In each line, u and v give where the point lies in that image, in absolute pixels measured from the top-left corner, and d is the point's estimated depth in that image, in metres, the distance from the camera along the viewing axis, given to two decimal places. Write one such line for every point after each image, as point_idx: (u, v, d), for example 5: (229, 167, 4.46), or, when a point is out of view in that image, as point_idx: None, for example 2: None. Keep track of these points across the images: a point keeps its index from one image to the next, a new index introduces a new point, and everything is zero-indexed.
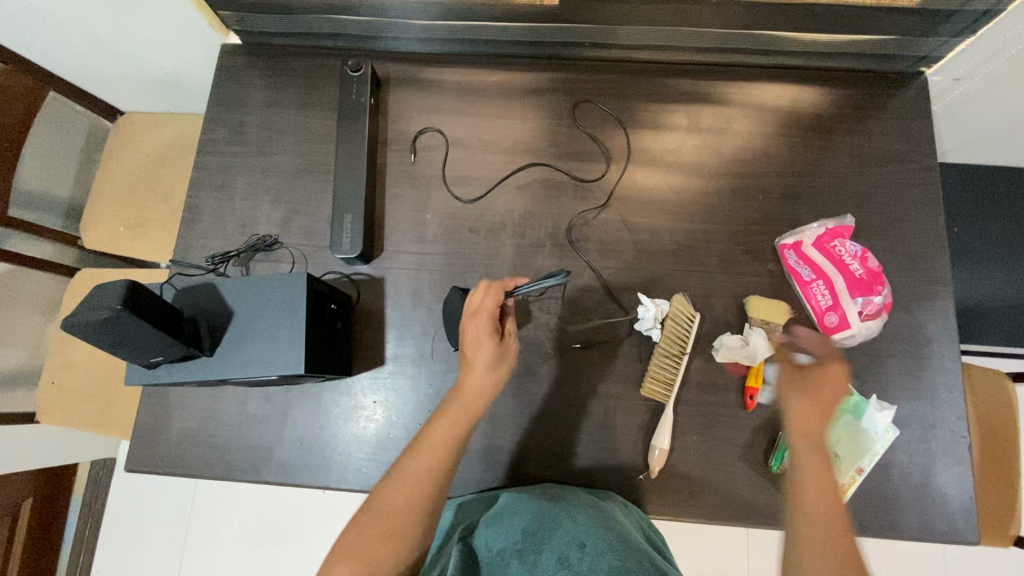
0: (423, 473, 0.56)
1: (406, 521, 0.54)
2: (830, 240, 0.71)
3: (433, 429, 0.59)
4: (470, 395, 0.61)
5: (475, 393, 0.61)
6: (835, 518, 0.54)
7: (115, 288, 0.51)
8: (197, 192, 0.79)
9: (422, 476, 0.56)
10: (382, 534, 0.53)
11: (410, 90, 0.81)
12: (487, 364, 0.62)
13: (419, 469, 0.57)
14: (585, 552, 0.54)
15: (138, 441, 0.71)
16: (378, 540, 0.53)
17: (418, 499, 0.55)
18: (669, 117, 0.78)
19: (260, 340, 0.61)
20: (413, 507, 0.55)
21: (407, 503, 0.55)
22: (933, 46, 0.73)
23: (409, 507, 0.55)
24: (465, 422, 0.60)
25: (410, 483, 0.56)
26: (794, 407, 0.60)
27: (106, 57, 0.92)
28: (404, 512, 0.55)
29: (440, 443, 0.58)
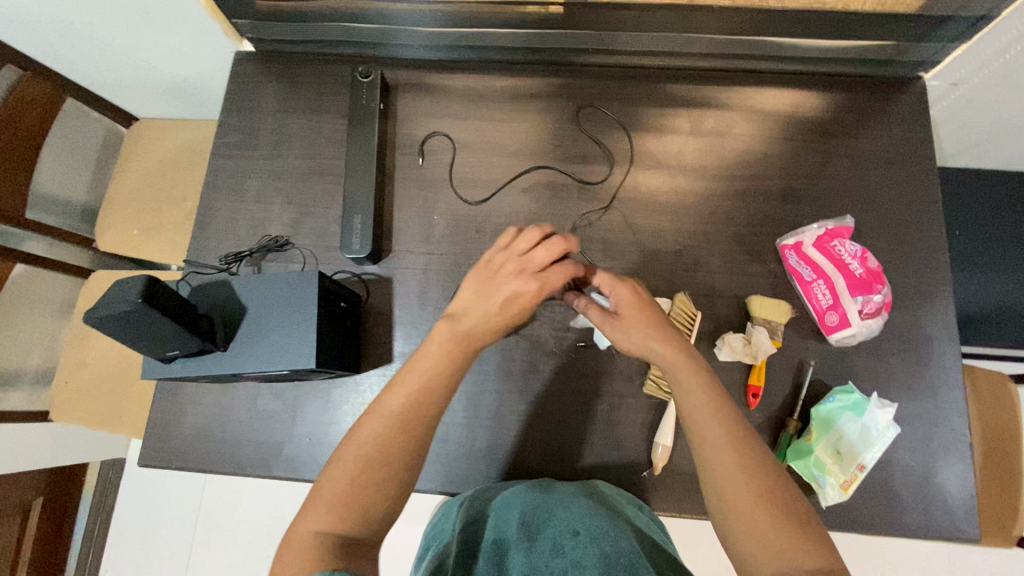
0: (405, 411, 0.55)
1: (386, 458, 0.53)
2: (830, 240, 0.72)
3: (419, 365, 0.57)
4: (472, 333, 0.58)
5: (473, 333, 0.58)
6: (762, 488, 0.52)
7: (136, 282, 0.52)
8: (210, 194, 0.81)
9: (401, 415, 0.55)
10: (362, 473, 0.52)
11: (418, 96, 0.83)
12: (502, 309, 0.59)
13: (396, 407, 0.55)
14: (579, 540, 0.56)
15: (151, 437, 0.73)
16: (357, 479, 0.52)
17: (399, 438, 0.54)
18: (671, 121, 0.80)
19: (272, 336, 0.62)
20: (396, 445, 0.53)
21: (387, 441, 0.54)
22: (930, 52, 0.75)
23: (391, 447, 0.53)
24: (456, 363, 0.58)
25: (388, 420, 0.54)
26: (656, 350, 0.58)
27: (123, 64, 0.94)
28: (387, 453, 0.53)
29: (426, 382, 0.56)
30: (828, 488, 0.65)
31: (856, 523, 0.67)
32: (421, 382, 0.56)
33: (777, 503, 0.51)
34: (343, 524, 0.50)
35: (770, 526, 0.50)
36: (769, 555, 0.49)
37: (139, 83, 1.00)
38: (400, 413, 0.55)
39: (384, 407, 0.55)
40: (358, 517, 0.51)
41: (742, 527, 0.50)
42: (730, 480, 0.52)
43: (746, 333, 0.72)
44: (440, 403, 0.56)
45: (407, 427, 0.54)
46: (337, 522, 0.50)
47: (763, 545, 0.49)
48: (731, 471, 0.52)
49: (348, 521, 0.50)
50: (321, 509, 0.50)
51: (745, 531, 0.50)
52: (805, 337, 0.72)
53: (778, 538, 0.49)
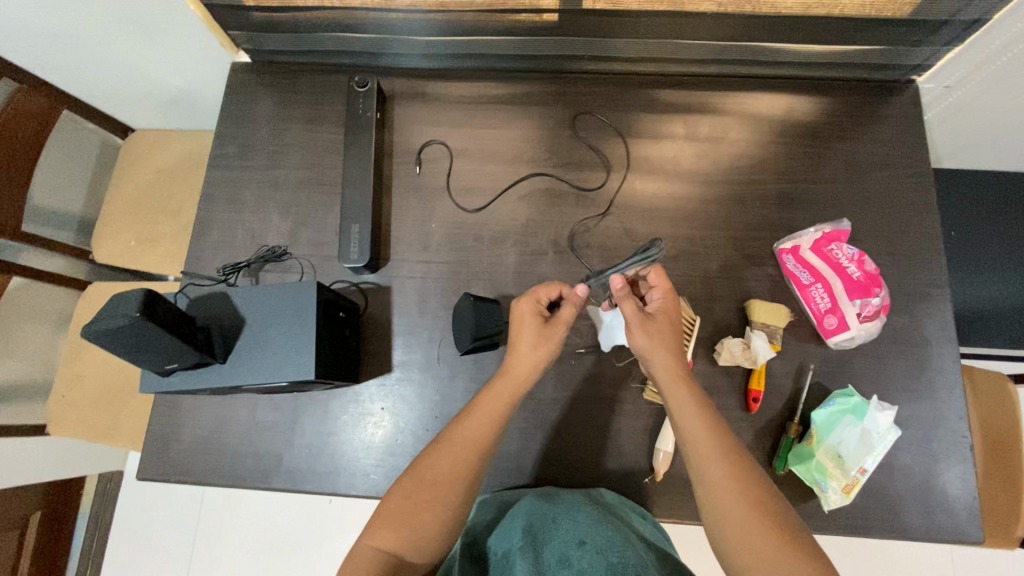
0: (467, 444, 0.59)
1: (450, 486, 0.57)
2: (828, 244, 0.72)
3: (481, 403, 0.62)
4: (519, 372, 0.63)
5: (523, 374, 0.62)
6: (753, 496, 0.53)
7: (134, 295, 0.52)
8: (208, 205, 0.81)
9: (464, 446, 0.59)
10: (427, 497, 0.56)
11: (415, 105, 0.83)
12: (543, 343, 0.63)
13: (463, 433, 0.60)
14: (585, 550, 0.55)
15: (150, 450, 0.72)
16: (420, 503, 0.56)
17: (464, 468, 0.58)
18: (668, 127, 0.80)
19: (272, 347, 0.62)
20: (462, 475, 0.58)
21: (453, 470, 0.58)
22: (923, 56, 0.75)
23: (455, 474, 0.58)
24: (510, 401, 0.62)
25: (452, 450, 0.59)
26: (658, 362, 0.60)
27: (120, 75, 0.94)
28: (444, 477, 0.57)
29: (487, 419, 0.61)
30: (829, 492, 0.65)
31: (859, 526, 0.67)
32: (485, 417, 0.61)
33: (768, 514, 0.52)
34: (401, 544, 0.54)
35: (766, 538, 0.51)
36: (761, 565, 0.50)
37: (136, 94, 1.01)
38: (463, 444, 0.59)
39: (448, 440, 0.60)
40: (420, 540, 0.55)
41: (737, 537, 0.52)
42: (725, 491, 0.53)
43: (745, 338, 0.72)
44: (491, 435, 0.60)
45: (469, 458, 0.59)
46: (400, 542, 0.54)
47: (758, 555, 0.50)
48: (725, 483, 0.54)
49: (410, 542, 0.54)
50: (386, 531, 0.55)
51: (740, 541, 0.51)
52: (804, 341, 0.72)
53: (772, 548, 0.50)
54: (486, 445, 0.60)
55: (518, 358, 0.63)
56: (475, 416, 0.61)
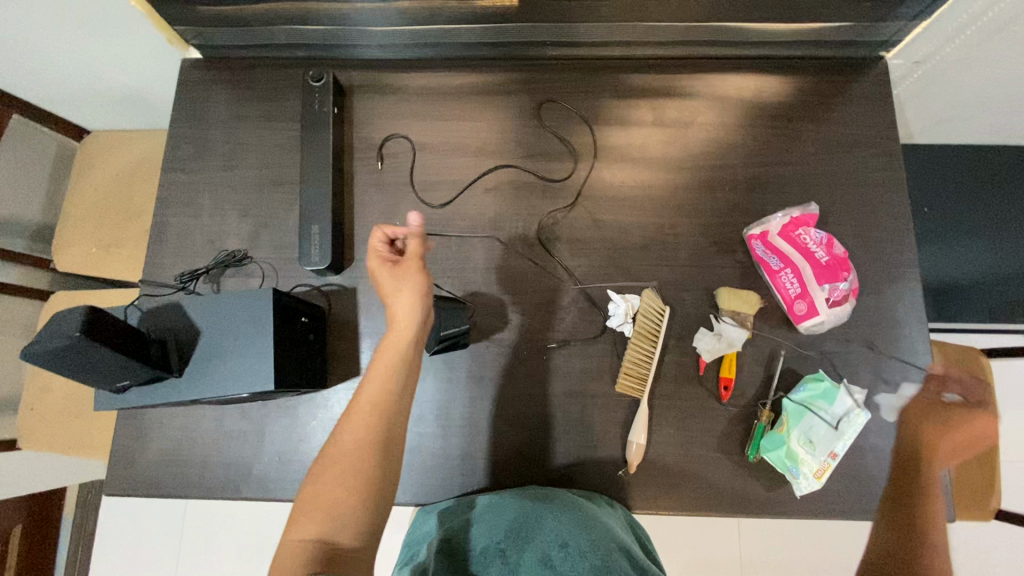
0: (369, 404, 0.59)
1: (361, 455, 0.57)
2: (794, 229, 0.71)
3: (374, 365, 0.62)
4: (398, 325, 0.63)
5: (402, 322, 0.62)
6: None
7: (75, 313, 0.50)
8: (163, 210, 0.78)
9: (369, 410, 0.59)
10: (339, 473, 0.56)
11: (375, 97, 0.80)
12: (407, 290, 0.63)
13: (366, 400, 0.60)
14: (567, 553, 0.59)
15: (115, 464, 0.71)
16: (336, 480, 0.55)
17: (371, 433, 0.58)
18: (634, 112, 0.79)
19: (229, 358, 0.60)
20: (371, 441, 0.58)
21: (360, 439, 0.58)
22: (890, 31, 0.74)
23: (365, 442, 0.58)
24: (401, 355, 0.62)
25: (357, 421, 0.59)
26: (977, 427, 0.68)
27: (66, 76, 0.91)
28: (357, 449, 0.57)
29: (383, 375, 0.61)
30: (800, 478, 0.66)
31: (832, 509, 0.67)
32: (379, 376, 0.61)
33: None
34: (323, 530, 0.53)
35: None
36: None
37: (86, 94, 0.97)
38: (369, 408, 0.59)
39: (353, 410, 0.60)
40: (339, 520, 0.54)
41: None
42: None
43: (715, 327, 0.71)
44: (394, 395, 0.60)
45: (375, 422, 0.59)
46: (321, 529, 0.54)
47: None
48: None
49: (333, 525, 0.54)
50: (311, 517, 0.54)
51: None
52: (775, 327, 0.72)
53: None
54: (388, 405, 0.60)
55: (394, 309, 0.63)
56: (374, 378, 0.61)
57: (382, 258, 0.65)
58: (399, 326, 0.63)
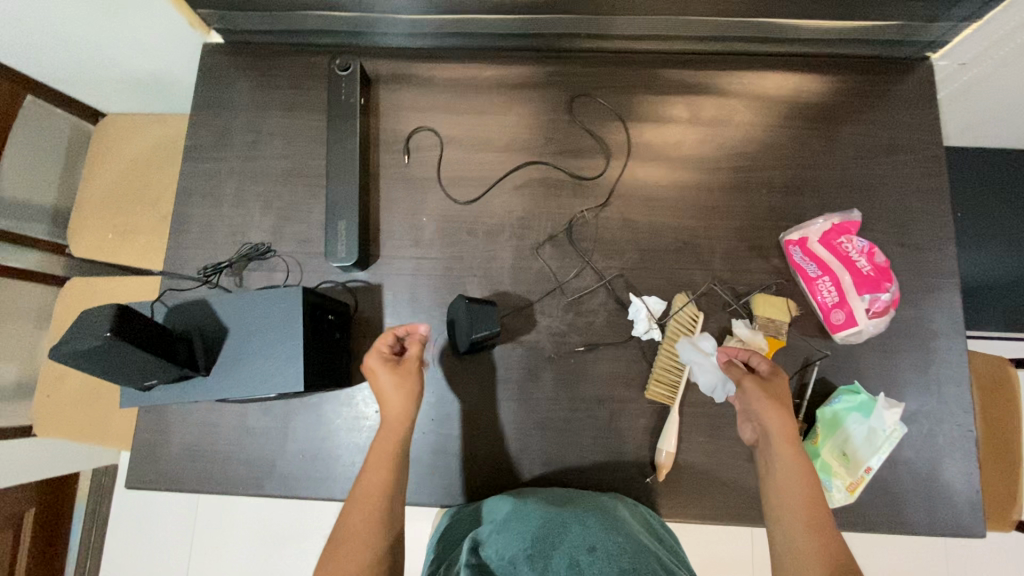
0: (371, 491, 0.58)
1: (371, 509, 0.57)
2: (836, 236, 0.69)
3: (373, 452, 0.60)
4: (386, 419, 0.61)
5: (392, 417, 0.61)
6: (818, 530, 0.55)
7: (105, 312, 0.49)
8: (185, 200, 0.77)
9: (379, 465, 0.59)
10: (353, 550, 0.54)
11: (401, 88, 0.78)
12: (399, 386, 0.61)
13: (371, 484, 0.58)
14: (594, 556, 0.55)
15: (137, 459, 0.70)
16: (358, 532, 0.55)
17: (383, 484, 0.58)
18: (669, 109, 0.76)
19: (257, 358, 0.59)
20: (384, 493, 0.58)
21: (367, 517, 0.56)
22: (940, 32, 0.71)
23: (373, 519, 0.56)
24: (395, 443, 0.60)
25: (362, 504, 0.57)
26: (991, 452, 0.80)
27: (82, 57, 0.88)
28: (364, 529, 0.55)
29: (381, 459, 0.59)
30: (834, 490, 0.64)
31: (863, 523, 0.66)
32: (380, 466, 0.59)
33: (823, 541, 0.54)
34: None
35: (811, 549, 0.54)
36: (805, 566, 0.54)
37: (102, 77, 0.94)
38: (383, 456, 0.60)
39: (358, 494, 0.58)
40: None
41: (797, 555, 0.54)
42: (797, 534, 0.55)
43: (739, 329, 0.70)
44: (392, 478, 0.59)
45: (377, 505, 0.57)
46: None
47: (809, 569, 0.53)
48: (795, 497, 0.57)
49: None
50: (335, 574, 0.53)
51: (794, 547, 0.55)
52: (810, 336, 0.70)
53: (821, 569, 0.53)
54: (392, 484, 0.59)
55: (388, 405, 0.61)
56: (376, 447, 0.60)
57: (384, 357, 0.63)
58: (391, 421, 0.61)
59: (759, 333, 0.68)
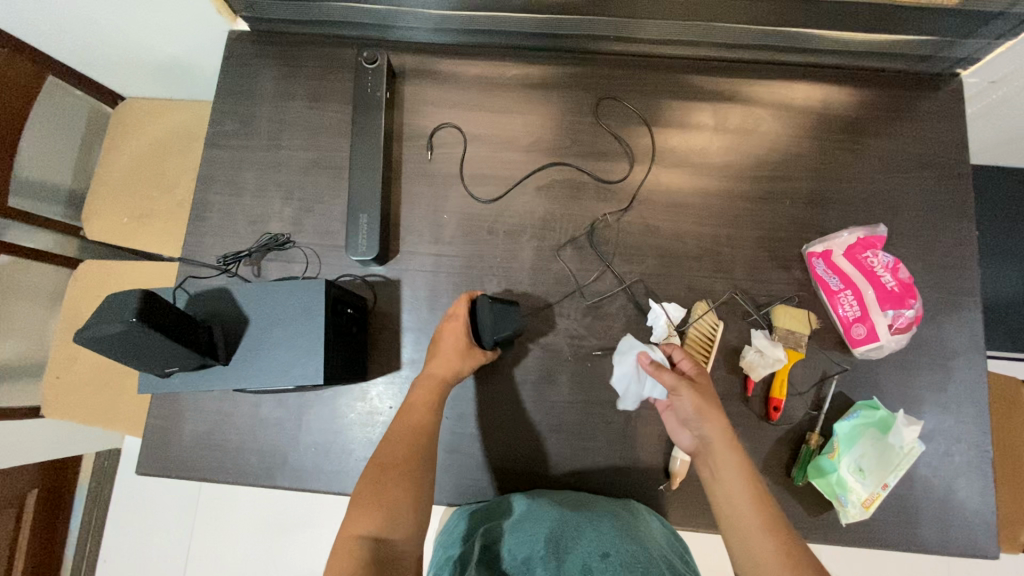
0: (413, 430, 0.61)
1: (414, 442, 0.60)
2: (861, 250, 0.69)
3: (411, 401, 0.63)
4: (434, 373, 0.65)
5: (442, 372, 0.64)
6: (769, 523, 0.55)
7: (131, 297, 0.49)
8: (206, 187, 0.76)
9: (424, 405, 0.63)
10: (391, 476, 0.58)
11: (427, 84, 0.77)
12: (455, 352, 0.66)
13: (412, 424, 0.62)
14: (608, 563, 0.56)
15: (148, 445, 0.70)
16: (401, 458, 0.59)
17: (424, 427, 0.62)
18: (696, 116, 0.76)
19: (278, 349, 0.59)
20: (425, 431, 0.61)
21: (408, 454, 0.60)
22: (971, 49, 0.70)
23: (414, 456, 0.60)
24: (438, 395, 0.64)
25: (403, 439, 0.60)
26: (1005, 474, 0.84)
27: (106, 40, 0.88)
28: (406, 459, 0.59)
29: (426, 406, 0.63)
30: (849, 506, 0.64)
31: (876, 539, 0.66)
32: (423, 410, 0.63)
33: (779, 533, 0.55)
34: (380, 524, 0.55)
35: (769, 547, 0.54)
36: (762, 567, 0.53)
37: (125, 60, 0.94)
38: (428, 400, 0.63)
39: (396, 431, 0.62)
40: (395, 519, 0.55)
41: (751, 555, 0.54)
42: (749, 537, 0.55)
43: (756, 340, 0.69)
44: (432, 425, 0.62)
45: (418, 445, 0.60)
46: (379, 526, 0.55)
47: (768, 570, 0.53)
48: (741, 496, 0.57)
49: (389, 523, 0.55)
50: (377, 495, 0.56)
51: (751, 548, 0.55)
52: (829, 349, 0.70)
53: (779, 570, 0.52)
54: (430, 429, 0.62)
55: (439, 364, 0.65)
56: (421, 389, 0.64)
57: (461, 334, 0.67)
58: (437, 376, 0.64)
59: (779, 345, 0.68)
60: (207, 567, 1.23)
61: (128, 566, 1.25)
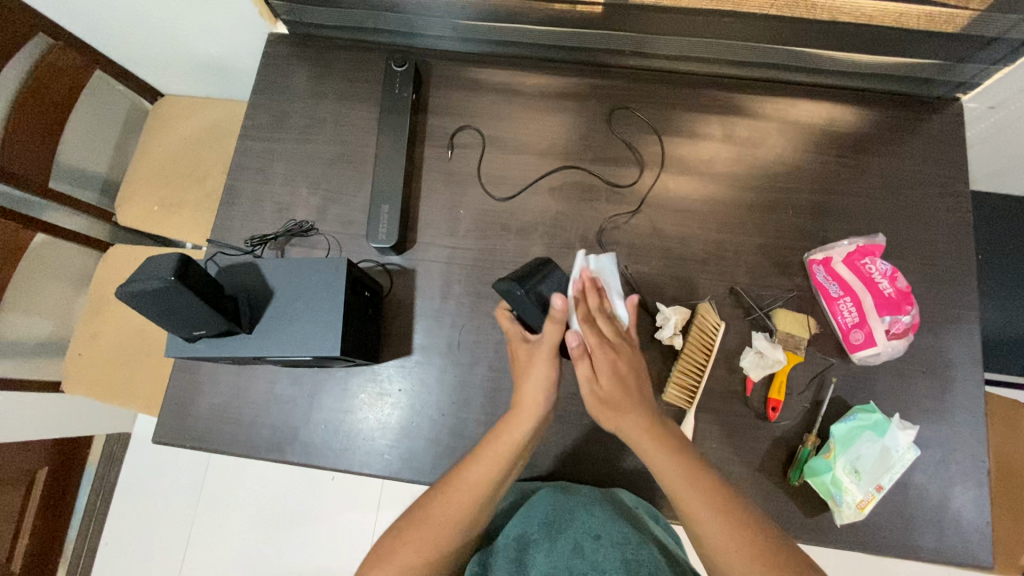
0: (472, 486, 0.59)
1: (472, 500, 0.58)
2: (860, 258, 0.71)
3: (493, 441, 0.60)
4: (524, 414, 0.61)
5: (530, 402, 0.61)
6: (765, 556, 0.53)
7: (169, 260, 0.55)
8: (237, 174, 0.81)
9: (494, 460, 0.59)
10: (421, 535, 0.58)
11: (451, 89, 0.82)
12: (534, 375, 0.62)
13: (478, 477, 0.59)
14: (599, 544, 0.58)
15: (167, 415, 0.73)
16: (441, 516, 0.58)
17: (485, 483, 0.59)
18: (704, 127, 0.79)
19: (300, 322, 0.64)
20: (486, 489, 0.59)
21: (448, 513, 0.58)
22: (968, 73, 0.73)
23: (453, 517, 0.58)
24: (509, 453, 0.60)
25: (456, 497, 0.59)
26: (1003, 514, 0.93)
27: (151, 36, 0.94)
28: (446, 520, 0.58)
29: (494, 459, 0.60)
30: (843, 506, 0.65)
31: (870, 543, 0.67)
32: (493, 458, 0.60)
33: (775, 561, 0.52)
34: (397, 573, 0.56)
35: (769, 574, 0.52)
36: None
37: (168, 57, 1.00)
38: (499, 454, 0.60)
39: (456, 479, 0.60)
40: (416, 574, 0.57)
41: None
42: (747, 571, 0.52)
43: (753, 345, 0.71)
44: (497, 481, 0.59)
45: (468, 504, 0.58)
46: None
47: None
48: (729, 540, 0.54)
49: None
50: (405, 553, 0.57)
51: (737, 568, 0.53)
52: (827, 355, 0.72)
53: (763, 575, 0.52)
54: (492, 488, 0.59)
55: (525, 388, 0.62)
56: (498, 438, 0.61)
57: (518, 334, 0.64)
58: (524, 411, 0.61)
59: (778, 347, 0.69)
60: (205, 554, 1.24)
61: (127, 550, 1.27)
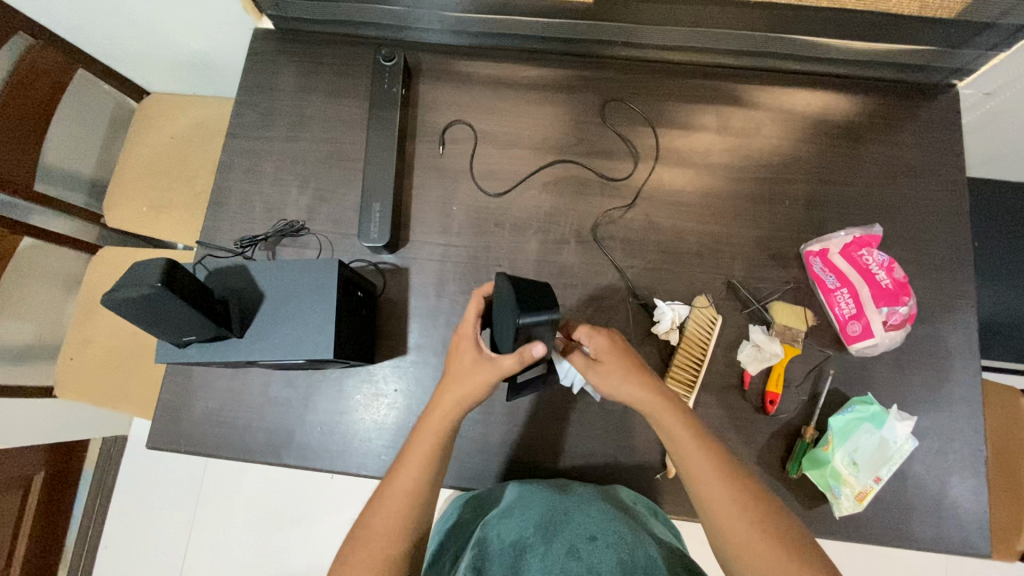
0: (403, 493, 0.56)
1: (406, 508, 0.56)
2: (856, 249, 0.71)
3: (416, 444, 0.59)
4: (442, 413, 0.59)
5: (450, 406, 0.59)
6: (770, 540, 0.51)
7: (155, 266, 0.54)
8: (226, 174, 0.79)
9: (423, 463, 0.58)
10: (371, 549, 0.54)
11: (441, 83, 0.81)
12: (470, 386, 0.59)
13: (409, 482, 0.57)
14: (595, 545, 0.58)
15: (160, 420, 0.72)
16: (382, 530, 0.55)
17: (415, 487, 0.57)
18: (699, 118, 0.78)
19: (290, 325, 0.63)
20: (418, 492, 0.56)
21: (390, 524, 0.55)
22: (965, 60, 0.72)
23: (396, 527, 0.55)
24: (433, 453, 0.58)
25: (392, 508, 0.56)
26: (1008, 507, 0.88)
27: (132, 33, 0.92)
28: (392, 531, 0.55)
29: (420, 460, 0.58)
30: (842, 498, 0.65)
31: (868, 534, 0.67)
32: (421, 458, 0.58)
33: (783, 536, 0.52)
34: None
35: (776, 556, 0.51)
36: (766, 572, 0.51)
37: (151, 54, 0.98)
38: (425, 455, 0.58)
39: (386, 490, 0.57)
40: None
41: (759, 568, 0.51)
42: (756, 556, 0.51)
43: (750, 339, 0.71)
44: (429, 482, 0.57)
45: (406, 510, 0.56)
46: None
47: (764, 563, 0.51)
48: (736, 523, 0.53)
49: None
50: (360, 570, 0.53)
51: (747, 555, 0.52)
52: (824, 347, 0.72)
53: (772, 557, 0.51)
54: (424, 492, 0.57)
55: (446, 394, 0.60)
56: (423, 437, 0.59)
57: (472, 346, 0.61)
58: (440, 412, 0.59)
59: (775, 340, 0.70)
60: (205, 555, 1.24)
61: (128, 552, 1.27)
